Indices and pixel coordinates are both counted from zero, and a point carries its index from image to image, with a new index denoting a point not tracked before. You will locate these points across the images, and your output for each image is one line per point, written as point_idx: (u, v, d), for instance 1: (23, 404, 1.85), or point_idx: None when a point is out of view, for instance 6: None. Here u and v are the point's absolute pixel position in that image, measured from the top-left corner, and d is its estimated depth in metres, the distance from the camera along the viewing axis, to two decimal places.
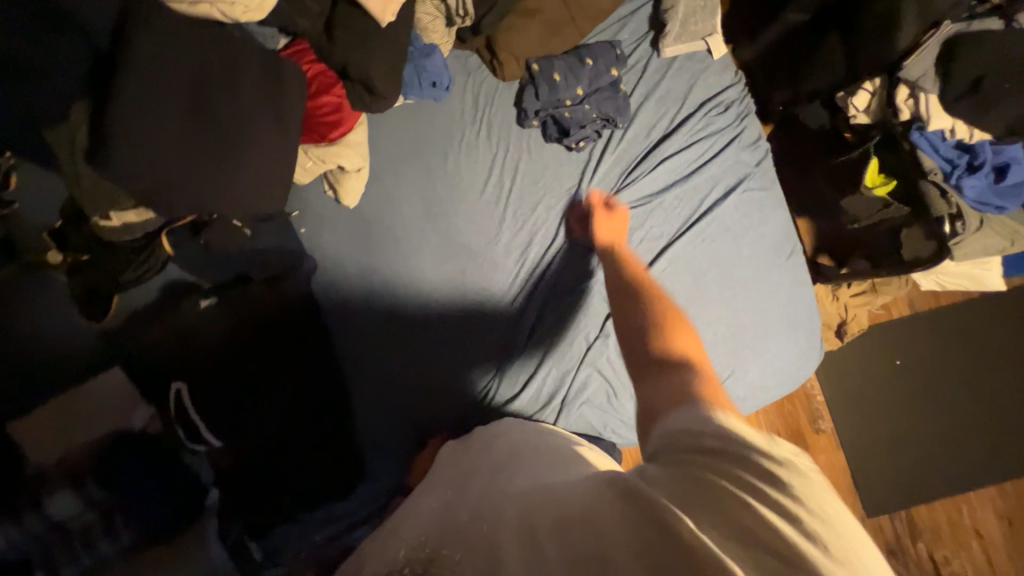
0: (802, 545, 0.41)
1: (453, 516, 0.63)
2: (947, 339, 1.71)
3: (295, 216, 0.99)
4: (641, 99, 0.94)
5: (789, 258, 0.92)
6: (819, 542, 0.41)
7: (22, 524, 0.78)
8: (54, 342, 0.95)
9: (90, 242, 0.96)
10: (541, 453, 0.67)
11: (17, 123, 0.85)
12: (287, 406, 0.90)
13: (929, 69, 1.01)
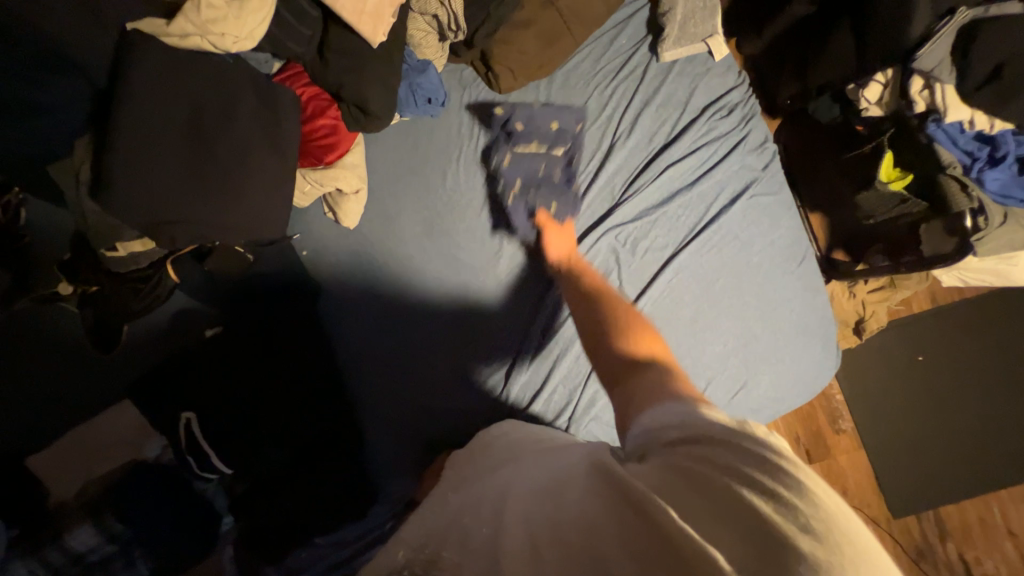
0: (794, 536, 0.36)
1: (462, 506, 0.61)
2: (975, 332, 1.64)
3: (297, 239, 0.98)
4: (639, 105, 0.90)
5: (800, 265, 0.88)
6: (816, 524, 0.37)
7: (49, 557, 0.81)
8: (72, 374, 0.97)
9: (97, 274, 0.94)
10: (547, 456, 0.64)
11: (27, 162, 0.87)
12: (296, 431, 0.90)
13: (944, 58, 0.96)
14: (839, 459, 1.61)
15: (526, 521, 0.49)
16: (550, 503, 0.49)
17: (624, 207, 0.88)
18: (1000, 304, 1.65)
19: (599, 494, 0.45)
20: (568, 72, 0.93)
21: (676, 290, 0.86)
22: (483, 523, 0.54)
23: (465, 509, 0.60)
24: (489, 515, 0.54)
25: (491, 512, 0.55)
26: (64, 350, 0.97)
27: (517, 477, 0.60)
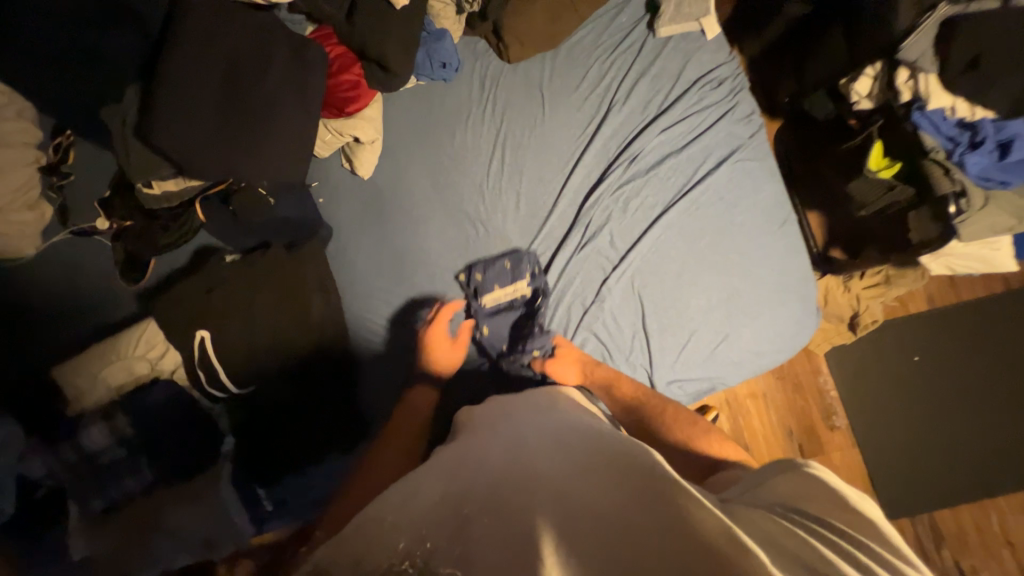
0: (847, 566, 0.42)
1: (476, 469, 0.56)
2: (974, 336, 1.64)
3: (315, 186, 1.05)
4: (636, 77, 0.97)
5: (782, 227, 0.93)
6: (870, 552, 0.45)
7: (62, 451, 0.88)
8: (104, 299, 1.08)
9: (133, 210, 1.07)
10: (566, 440, 0.59)
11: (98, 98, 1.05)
12: (298, 361, 0.96)
13: (926, 50, 1.01)
14: (832, 457, 1.61)
15: (567, 502, 0.44)
16: (597, 491, 0.45)
17: (616, 170, 0.95)
18: (1000, 309, 1.65)
19: (657, 507, 0.42)
20: (572, 44, 1.01)
21: (663, 247, 0.92)
22: (502, 488, 0.49)
23: (476, 473, 0.54)
24: (515, 484, 0.49)
25: (513, 479, 0.50)
26: (104, 279, 1.09)
27: (544, 455, 0.55)
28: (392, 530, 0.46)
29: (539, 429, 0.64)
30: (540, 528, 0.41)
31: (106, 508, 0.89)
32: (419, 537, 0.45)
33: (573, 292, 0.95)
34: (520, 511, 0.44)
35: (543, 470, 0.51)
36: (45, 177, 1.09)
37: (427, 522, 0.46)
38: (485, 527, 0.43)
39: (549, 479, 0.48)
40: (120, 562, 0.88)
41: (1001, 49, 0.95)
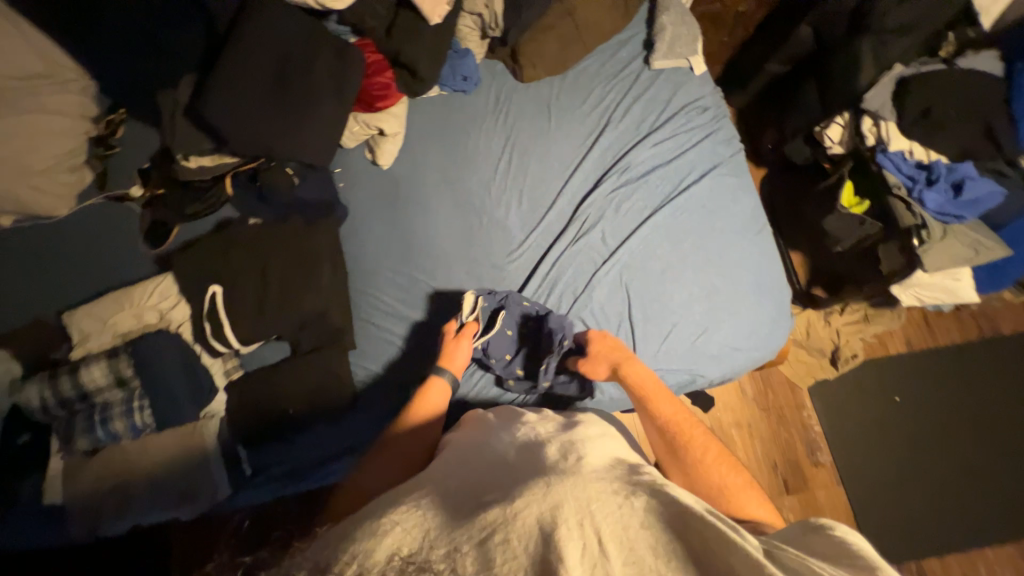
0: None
1: (488, 488, 0.62)
2: (952, 380, 1.69)
3: (337, 172, 1.14)
4: (630, 101, 1.10)
5: (757, 234, 1.02)
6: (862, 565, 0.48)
7: (59, 387, 0.89)
8: (127, 258, 1.16)
9: (167, 181, 1.17)
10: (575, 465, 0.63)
11: (157, 83, 1.19)
12: (298, 327, 0.99)
13: (885, 102, 1.17)
14: (817, 494, 1.60)
15: (587, 525, 0.50)
16: (614, 517, 0.52)
17: (611, 175, 1.05)
18: (977, 355, 1.71)
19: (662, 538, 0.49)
20: (577, 71, 1.15)
21: (650, 244, 1.01)
22: (513, 502, 0.54)
23: (494, 495, 0.59)
24: (529, 497, 0.55)
25: (527, 492, 0.56)
26: (127, 242, 1.17)
27: (560, 469, 0.61)
28: (401, 534, 0.51)
29: (551, 441, 0.71)
30: (560, 547, 0.47)
31: (92, 449, 0.90)
32: (428, 546, 0.49)
33: (566, 281, 1.01)
34: (538, 530, 0.50)
35: (560, 484, 0.57)
36: (92, 147, 1.22)
37: (440, 533, 0.52)
38: (504, 544, 0.48)
39: (571, 497, 0.54)
40: (96, 503, 0.89)
41: (948, 104, 1.11)
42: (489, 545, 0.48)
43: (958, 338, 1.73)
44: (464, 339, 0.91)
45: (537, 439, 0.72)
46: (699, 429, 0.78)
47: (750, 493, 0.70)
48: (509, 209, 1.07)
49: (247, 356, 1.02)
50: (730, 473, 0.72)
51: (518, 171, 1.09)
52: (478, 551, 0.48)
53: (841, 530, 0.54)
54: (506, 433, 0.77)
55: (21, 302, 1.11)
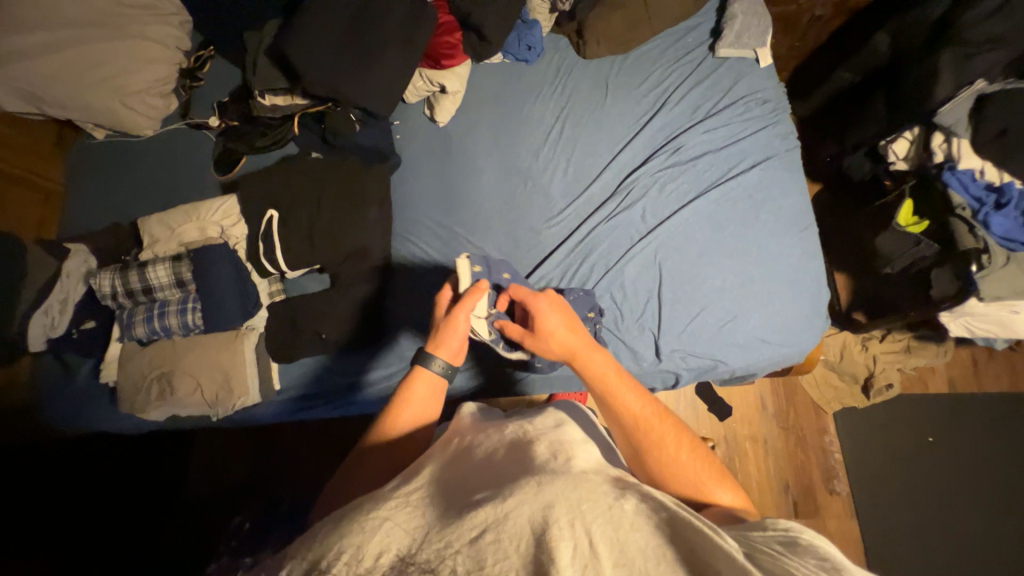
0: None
1: (480, 478, 0.58)
2: (996, 429, 1.57)
3: (395, 124, 1.20)
4: (689, 86, 1.10)
5: (802, 231, 0.99)
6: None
7: (128, 279, 0.98)
8: (197, 182, 1.26)
9: (242, 114, 1.26)
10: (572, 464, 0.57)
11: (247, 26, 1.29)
12: (337, 260, 1.04)
13: (960, 118, 1.12)
14: (828, 522, 1.53)
15: (577, 524, 0.44)
16: (603, 513, 0.46)
17: (660, 155, 1.05)
18: None
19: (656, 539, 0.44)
20: (640, 54, 1.16)
21: (689, 227, 1.00)
22: (506, 498, 0.48)
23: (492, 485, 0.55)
24: (521, 494, 0.48)
25: (517, 489, 0.50)
26: (199, 166, 1.27)
27: (545, 467, 0.54)
28: (392, 534, 0.47)
29: (540, 438, 0.63)
30: (547, 547, 0.42)
31: (147, 339, 0.99)
32: (425, 545, 0.45)
33: (600, 252, 1.02)
34: (533, 522, 0.45)
35: (549, 482, 0.51)
36: (181, 78, 1.32)
37: (433, 528, 0.47)
38: (495, 546, 0.43)
39: (558, 493, 0.48)
40: (140, 389, 0.97)
41: None
42: (482, 544, 0.43)
43: (1009, 387, 1.61)
44: (461, 316, 0.81)
45: (526, 437, 0.64)
46: (659, 422, 0.70)
47: (710, 475, 0.67)
48: (554, 176, 1.09)
49: (290, 283, 1.09)
50: (692, 458, 0.68)
51: (567, 141, 1.11)
52: (470, 550, 0.43)
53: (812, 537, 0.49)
54: (495, 430, 0.69)
55: (111, 208, 1.27)
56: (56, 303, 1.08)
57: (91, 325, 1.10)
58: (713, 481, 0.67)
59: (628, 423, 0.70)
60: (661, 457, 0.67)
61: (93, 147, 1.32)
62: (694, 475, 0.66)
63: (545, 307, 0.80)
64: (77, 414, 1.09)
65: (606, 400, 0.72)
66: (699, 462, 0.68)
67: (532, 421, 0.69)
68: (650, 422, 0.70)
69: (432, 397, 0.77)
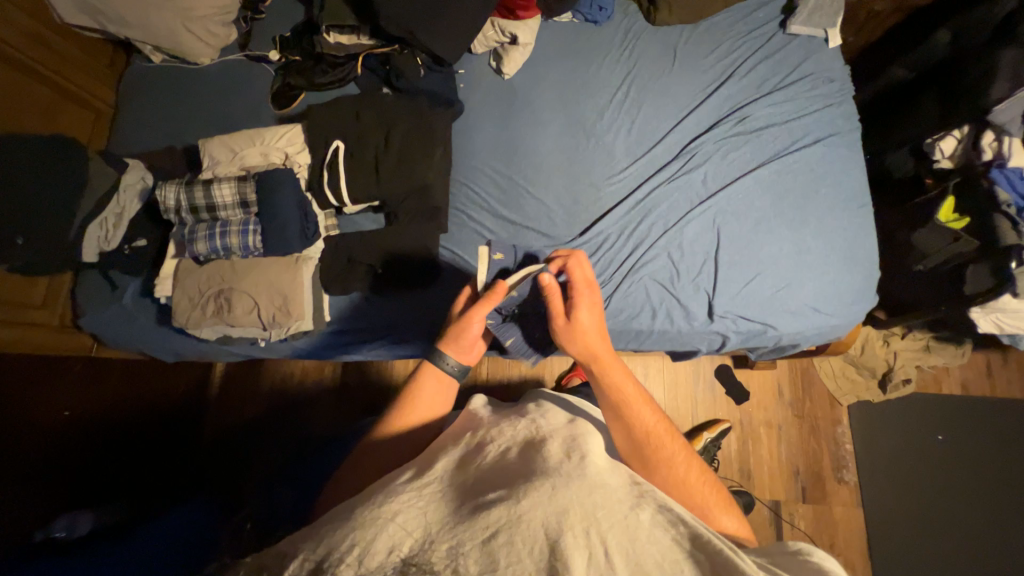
0: None
1: (491, 473, 0.58)
2: (1003, 432, 1.62)
3: (460, 73, 1.20)
4: (758, 59, 1.12)
5: (860, 207, 1.02)
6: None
7: (192, 193, 0.99)
8: (250, 114, 1.24)
9: (304, 51, 1.25)
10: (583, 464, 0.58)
11: None
12: (397, 199, 1.05)
13: (1015, 117, 1.16)
14: (834, 510, 1.57)
15: (593, 533, 0.47)
16: (618, 524, 0.48)
17: (725, 124, 1.07)
18: None
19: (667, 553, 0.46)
20: (711, 24, 1.17)
21: (749, 195, 1.02)
22: (519, 500, 0.50)
23: (517, 475, 0.56)
24: (534, 497, 0.50)
25: (532, 490, 0.51)
26: (256, 97, 1.26)
27: (559, 468, 0.55)
28: (399, 529, 0.48)
29: (552, 435, 0.64)
30: (560, 554, 0.44)
31: (206, 255, 0.99)
32: (428, 548, 0.45)
33: (659, 212, 1.04)
34: (549, 523, 0.47)
35: (564, 485, 0.52)
36: (243, 10, 1.31)
37: (443, 526, 0.48)
38: (508, 547, 0.44)
39: (574, 498, 0.50)
40: (196, 305, 0.98)
41: None
42: (495, 544, 0.45)
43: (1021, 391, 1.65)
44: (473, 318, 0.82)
45: (539, 435, 0.64)
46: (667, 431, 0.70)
47: (713, 501, 0.65)
48: (617, 136, 1.11)
49: (344, 220, 1.10)
50: (699, 480, 0.67)
51: (633, 103, 1.12)
52: (484, 548, 0.44)
53: (821, 557, 0.50)
54: (507, 423, 0.69)
55: (159, 130, 1.24)
56: (111, 217, 1.07)
57: (141, 244, 1.10)
58: (713, 501, 0.65)
59: (642, 435, 0.69)
60: (669, 474, 0.66)
61: (146, 71, 1.31)
62: (697, 493, 0.65)
63: (584, 301, 0.79)
64: (125, 330, 1.13)
65: (624, 409, 0.71)
66: (700, 478, 0.67)
67: (544, 418, 0.70)
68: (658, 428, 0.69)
69: (440, 386, 0.79)
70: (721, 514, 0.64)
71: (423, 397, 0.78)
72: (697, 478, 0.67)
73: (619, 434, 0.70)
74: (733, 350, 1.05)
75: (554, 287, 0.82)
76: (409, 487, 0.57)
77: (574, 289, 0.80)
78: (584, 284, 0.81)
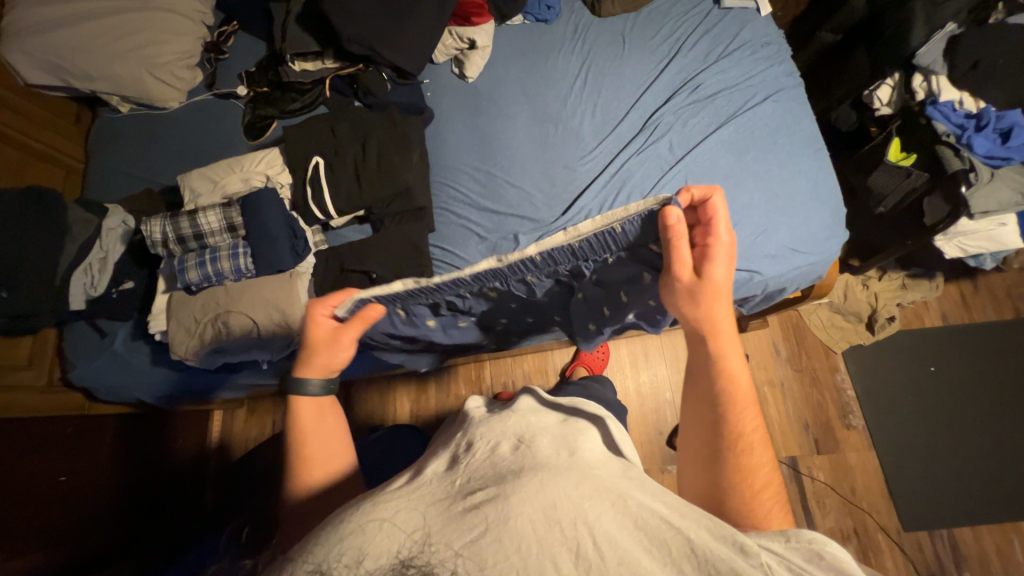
0: None
1: (484, 469, 0.56)
2: (988, 354, 1.68)
3: (425, 83, 1.24)
4: (701, 33, 1.21)
5: (815, 151, 1.10)
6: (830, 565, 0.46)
7: (178, 224, 1.00)
8: (221, 148, 1.25)
9: (271, 81, 1.27)
10: (574, 460, 0.55)
11: None
12: (382, 206, 1.08)
13: (937, 57, 1.28)
14: (849, 456, 1.60)
15: (581, 524, 0.46)
16: (609, 511, 0.48)
17: (680, 95, 1.15)
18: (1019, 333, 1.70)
19: (661, 544, 0.46)
20: (653, 8, 1.26)
21: (715, 155, 1.09)
22: (508, 498, 0.49)
23: (514, 467, 0.55)
24: (522, 492, 0.49)
25: (519, 486, 0.50)
26: (227, 132, 1.27)
27: (548, 462, 0.54)
28: (389, 534, 0.48)
29: (541, 431, 0.62)
30: (548, 553, 0.44)
31: (199, 283, 1.00)
32: (420, 548, 0.46)
33: (633, 182, 1.09)
34: (538, 520, 0.46)
35: (552, 478, 0.51)
36: (206, 52, 1.34)
37: (435, 527, 0.48)
38: (497, 543, 0.45)
39: (562, 491, 0.49)
40: (193, 334, 0.99)
41: (997, 52, 1.23)
42: (483, 543, 0.45)
43: (999, 312, 1.72)
44: (343, 335, 0.74)
45: (528, 429, 0.62)
46: (752, 420, 0.61)
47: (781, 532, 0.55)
48: (583, 120, 1.17)
49: (331, 234, 1.12)
50: (773, 502, 0.57)
51: (592, 88, 1.19)
52: (472, 550, 0.45)
53: (834, 550, 0.47)
54: (496, 420, 0.66)
55: (134, 178, 1.25)
56: (96, 263, 1.08)
57: (129, 286, 1.09)
58: (773, 503, 0.57)
59: (729, 426, 0.61)
60: (739, 483, 0.58)
61: (115, 122, 1.31)
62: (758, 492, 0.57)
63: (722, 253, 0.66)
64: (115, 380, 1.10)
65: (720, 395, 0.63)
66: (766, 480, 0.58)
67: (535, 415, 0.67)
68: (741, 416, 0.61)
69: (323, 421, 0.72)
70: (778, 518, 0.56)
71: (316, 434, 0.70)
72: (759, 477, 0.58)
73: (701, 420, 0.63)
74: None
75: (681, 233, 0.68)
76: (398, 492, 0.55)
77: (714, 243, 0.66)
78: (724, 231, 0.67)
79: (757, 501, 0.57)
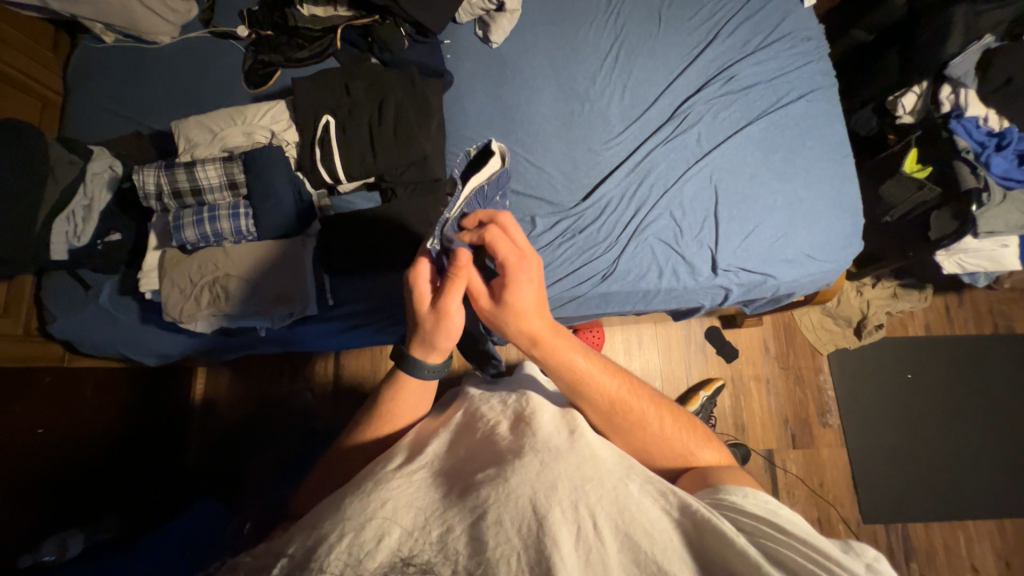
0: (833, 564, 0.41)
1: (485, 451, 0.55)
2: (962, 365, 1.76)
3: (445, 44, 1.15)
4: (740, 19, 1.15)
5: (843, 157, 1.08)
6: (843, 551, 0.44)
7: (173, 176, 0.93)
8: (218, 94, 1.15)
9: (276, 24, 1.16)
10: (575, 444, 0.53)
11: None
12: (393, 173, 1.02)
13: (969, 70, 1.26)
14: (823, 452, 1.67)
15: (581, 507, 0.45)
16: (607, 495, 0.47)
17: (714, 84, 1.10)
18: (993, 349, 1.78)
19: (659, 528, 0.44)
20: None
21: (743, 152, 1.06)
22: (508, 479, 0.47)
23: (512, 450, 0.52)
24: (523, 474, 0.48)
25: (520, 467, 0.49)
26: (224, 77, 1.16)
27: (548, 443, 0.52)
28: (388, 515, 0.45)
29: (541, 410, 0.60)
30: (549, 531, 0.41)
31: (197, 243, 0.94)
32: (419, 537, 0.42)
33: (657, 173, 1.06)
34: (537, 499, 0.45)
35: (553, 460, 0.49)
36: None
37: (433, 512, 0.46)
38: (497, 526, 0.42)
39: (561, 473, 0.48)
40: (188, 296, 0.94)
41: None
42: (483, 525, 0.43)
43: (977, 328, 1.79)
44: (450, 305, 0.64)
45: (529, 406, 0.61)
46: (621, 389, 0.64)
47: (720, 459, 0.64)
48: (611, 101, 1.12)
49: (337, 200, 1.06)
50: (686, 440, 0.64)
51: (623, 67, 1.13)
52: (471, 531, 0.43)
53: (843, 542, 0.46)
54: (497, 399, 0.65)
55: (119, 118, 1.14)
56: (79, 210, 0.99)
57: (117, 237, 1.04)
58: (679, 437, 0.64)
59: (608, 410, 0.63)
60: (643, 436, 0.63)
61: (97, 53, 1.19)
62: (665, 441, 0.63)
63: (515, 284, 0.61)
64: (100, 332, 1.05)
65: (582, 390, 0.63)
66: (660, 425, 0.64)
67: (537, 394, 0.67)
68: (606, 403, 0.63)
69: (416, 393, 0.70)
70: (700, 450, 0.64)
71: (403, 394, 0.69)
72: (652, 433, 0.63)
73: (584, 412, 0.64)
74: (735, 303, 1.08)
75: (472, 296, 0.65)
76: (397, 474, 0.53)
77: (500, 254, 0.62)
78: (520, 255, 0.62)
79: (675, 447, 0.63)
